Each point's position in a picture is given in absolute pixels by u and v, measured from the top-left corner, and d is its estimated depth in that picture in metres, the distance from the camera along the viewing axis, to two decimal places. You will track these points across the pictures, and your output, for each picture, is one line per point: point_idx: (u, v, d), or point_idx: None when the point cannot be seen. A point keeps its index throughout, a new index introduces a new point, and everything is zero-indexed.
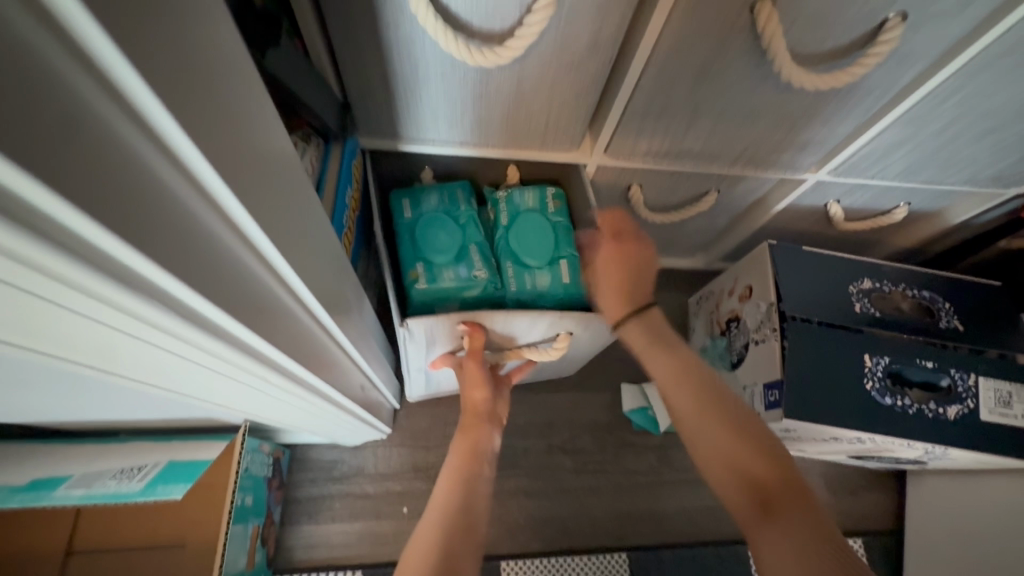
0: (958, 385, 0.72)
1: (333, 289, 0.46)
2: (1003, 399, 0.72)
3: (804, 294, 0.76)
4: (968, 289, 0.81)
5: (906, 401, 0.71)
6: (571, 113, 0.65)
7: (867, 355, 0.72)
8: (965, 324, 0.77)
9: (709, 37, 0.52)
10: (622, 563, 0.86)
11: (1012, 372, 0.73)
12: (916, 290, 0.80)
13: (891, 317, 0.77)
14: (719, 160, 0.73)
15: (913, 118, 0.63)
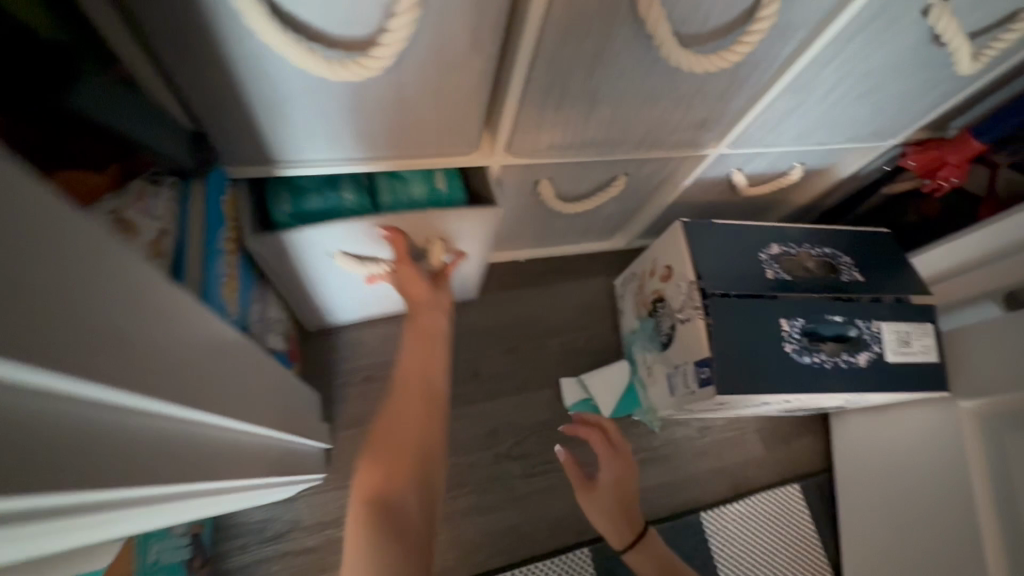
0: (864, 333, 0.77)
1: (238, 380, 0.44)
2: (904, 339, 0.78)
3: (719, 269, 0.77)
4: (861, 240, 0.86)
5: (824, 355, 0.75)
6: (463, 115, 0.60)
7: (783, 319, 0.74)
8: (863, 275, 0.82)
9: (593, 23, 0.49)
10: (585, 557, 0.86)
11: (908, 313, 0.79)
12: (819, 248, 0.83)
13: (800, 278, 0.80)
14: (623, 145, 0.71)
15: (799, 86, 0.64)
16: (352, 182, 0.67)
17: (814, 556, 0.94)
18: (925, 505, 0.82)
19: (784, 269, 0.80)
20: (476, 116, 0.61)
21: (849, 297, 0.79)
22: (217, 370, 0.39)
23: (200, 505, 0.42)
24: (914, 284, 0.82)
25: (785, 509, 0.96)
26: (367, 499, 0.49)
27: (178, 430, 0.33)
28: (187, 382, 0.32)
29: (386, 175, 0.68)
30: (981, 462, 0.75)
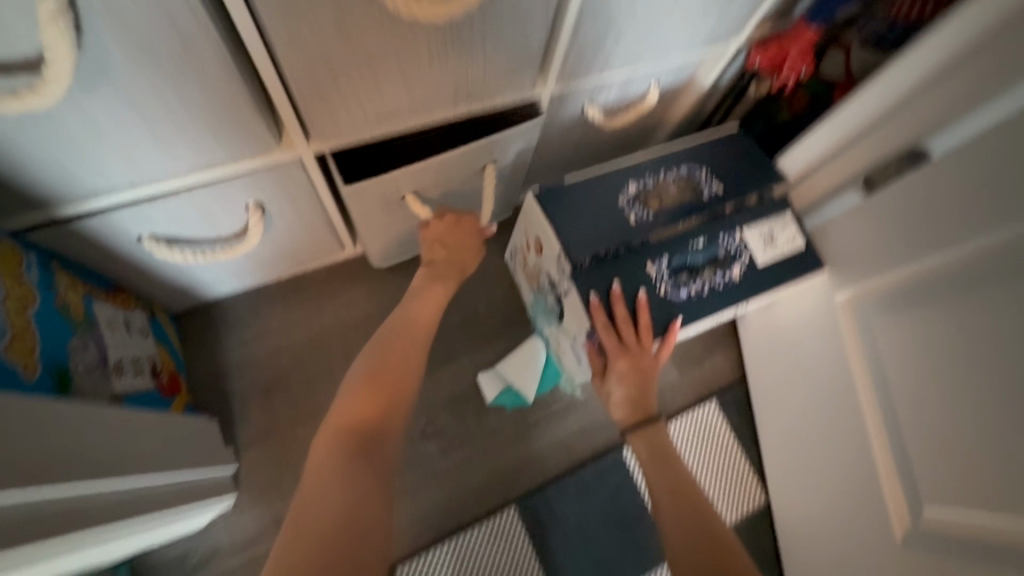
0: (730, 247, 0.76)
1: (38, 445, 0.46)
2: (767, 238, 0.76)
3: (577, 228, 0.75)
4: (717, 150, 0.83)
5: (693, 284, 0.74)
6: (233, 114, 0.55)
7: (647, 264, 0.74)
8: (722, 187, 0.80)
9: None
10: (512, 517, 0.88)
11: (767, 211, 0.78)
12: (676, 169, 0.81)
13: (659, 210, 0.78)
14: (439, 107, 0.67)
15: (591, 7, 0.60)
16: (155, 209, 0.63)
17: (736, 466, 0.97)
18: (817, 399, 0.83)
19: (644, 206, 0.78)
20: (253, 113, 0.56)
21: (710, 217, 0.77)
22: (31, 451, 0.44)
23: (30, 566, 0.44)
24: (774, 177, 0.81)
25: (705, 428, 0.98)
26: (345, 438, 0.52)
27: (10, 504, 0.42)
28: (19, 468, 0.42)
29: (195, 193, 0.63)
30: (856, 346, 0.75)
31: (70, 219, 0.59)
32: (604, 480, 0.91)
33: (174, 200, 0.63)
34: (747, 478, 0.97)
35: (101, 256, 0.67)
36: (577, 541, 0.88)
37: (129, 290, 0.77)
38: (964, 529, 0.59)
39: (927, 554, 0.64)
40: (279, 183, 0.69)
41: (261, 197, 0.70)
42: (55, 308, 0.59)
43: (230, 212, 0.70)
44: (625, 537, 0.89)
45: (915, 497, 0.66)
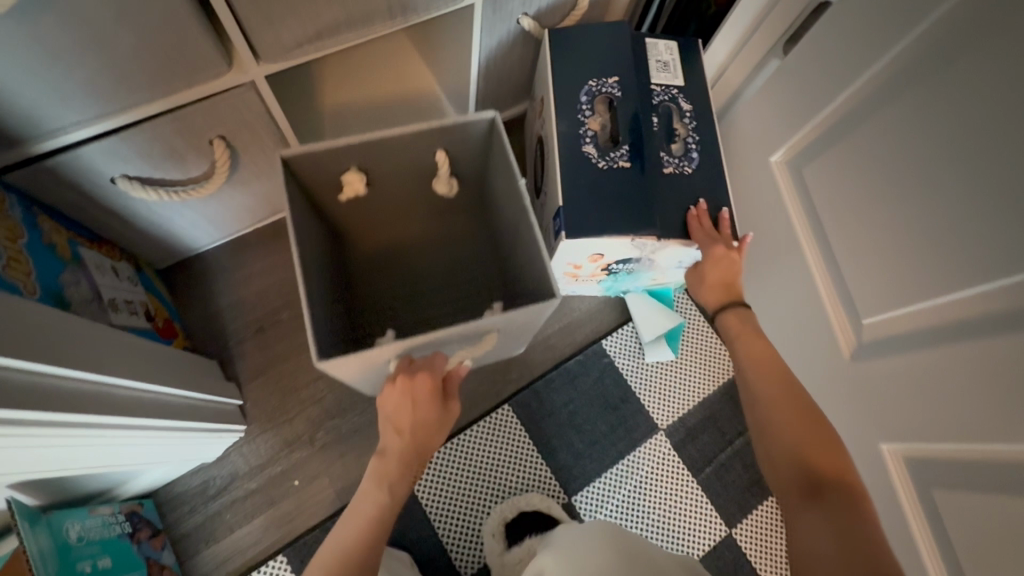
0: (660, 99, 0.83)
1: (47, 337, 0.50)
2: (661, 65, 0.84)
3: (602, 215, 0.75)
4: (581, 40, 0.83)
5: (678, 140, 0.81)
6: (183, 36, 0.59)
7: (658, 162, 0.79)
8: (607, 78, 0.81)
9: None
10: (507, 413, 0.94)
11: (641, 47, 0.84)
12: (580, 107, 0.81)
13: (600, 129, 0.80)
14: (376, 19, 0.71)
15: None
16: (123, 143, 0.67)
17: (709, 341, 1.02)
18: (770, 259, 0.89)
19: (605, 143, 0.79)
20: (204, 35, 0.60)
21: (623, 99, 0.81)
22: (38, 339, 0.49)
23: (54, 440, 0.49)
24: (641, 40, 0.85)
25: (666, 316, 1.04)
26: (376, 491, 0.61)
27: (28, 379, 0.46)
28: (33, 347, 0.47)
29: (160, 125, 0.67)
30: (792, 197, 0.82)
31: (44, 157, 0.64)
32: (589, 369, 0.98)
33: (139, 131, 0.67)
34: (720, 350, 1.02)
35: (78, 200, 0.71)
36: (570, 426, 0.95)
37: (111, 240, 0.81)
38: (899, 324, 0.67)
39: (872, 360, 0.72)
40: (239, 112, 0.73)
41: (221, 128, 0.73)
42: (42, 245, 0.64)
43: (198, 147, 0.74)
44: (614, 416, 0.96)
45: (857, 315, 0.74)
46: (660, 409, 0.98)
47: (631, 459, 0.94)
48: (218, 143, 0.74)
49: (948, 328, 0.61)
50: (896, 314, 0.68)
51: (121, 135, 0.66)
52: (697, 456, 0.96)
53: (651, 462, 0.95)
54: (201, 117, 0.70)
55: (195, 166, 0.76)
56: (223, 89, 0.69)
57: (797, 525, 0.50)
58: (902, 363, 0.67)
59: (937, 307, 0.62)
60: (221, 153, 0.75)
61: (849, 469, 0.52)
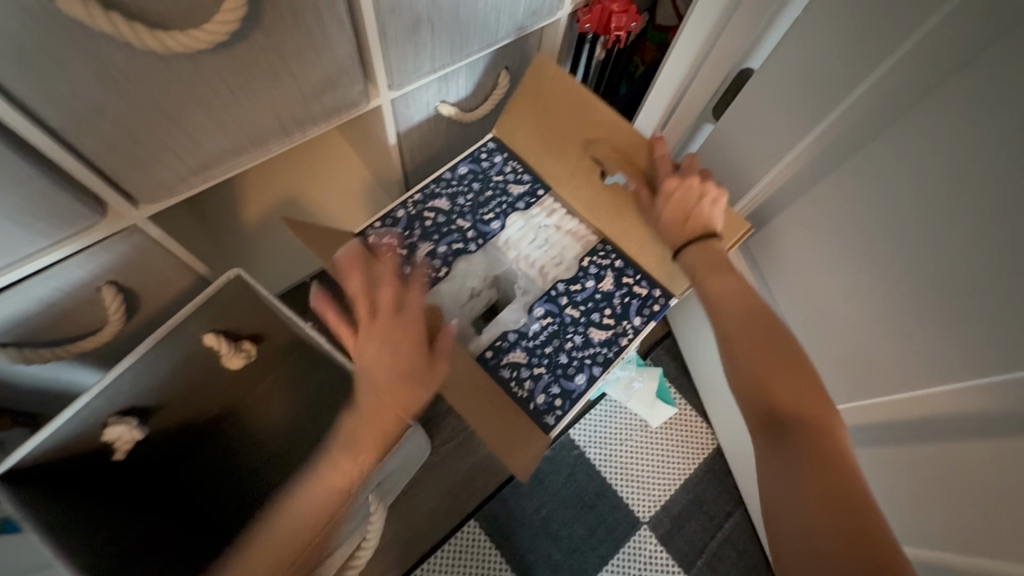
0: (519, 204, 0.74)
1: None
2: (485, 181, 0.74)
3: (551, 363, 0.65)
4: (385, 213, 0.71)
5: (557, 231, 0.73)
6: (35, 197, 0.51)
7: (582, 285, 0.68)
8: (446, 232, 0.71)
9: (44, 40, 0.42)
10: (474, 528, 0.85)
11: (400, 244, 0.70)
12: (447, 253, 0.70)
13: (479, 269, 0.71)
14: (270, 139, 0.65)
15: (386, 5, 0.60)
16: None
17: (684, 416, 0.97)
18: None
19: (489, 284, 0.73)
20: (60, 191, 0.53)
21: (479, 234, 0.72)
22: None
23: None
24: (440, 184, 0.74)
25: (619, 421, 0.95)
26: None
27: None
28: None
29: (29, 288, 0.59)
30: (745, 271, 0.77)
31: None
32: (559, 465, 0.91)
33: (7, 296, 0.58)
34: (696, 422, 0.96)
35: None
36: (544, 534, 0.86)
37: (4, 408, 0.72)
38: (877, 412, 0.61)
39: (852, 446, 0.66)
40: (128, 253, 0.65)
41: (111, 273, 0.66)
42: None
43: (84, 298, 0.65)
44: (591, 516, 0.88)
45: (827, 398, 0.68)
46: (640, 499, 0.90)
47: (615, 563, 0.85)
48: (107, 291, 0.66)
49: (932, 422, 0.55)
50: (875, 403, 0.61)
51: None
52: (686, 548, 0.87)
53: (638, 564, 0.86)
54: (75, 271, 0.62)
55: (85, 317, 0.67)
56: (99, 238, 0.61)
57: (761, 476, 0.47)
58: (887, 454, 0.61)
59: (914, 399, 0.56)
60: (114, 300, 0.67)
61: (816, 401, 0.47)
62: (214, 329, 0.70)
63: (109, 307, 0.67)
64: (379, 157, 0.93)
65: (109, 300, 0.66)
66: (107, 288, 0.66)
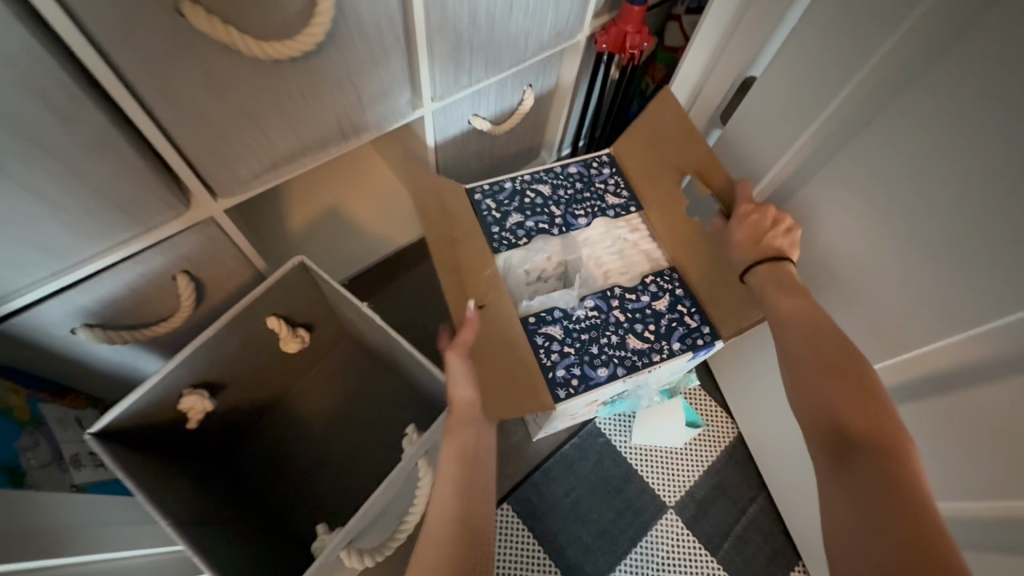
0: (614, 209, 0.81)
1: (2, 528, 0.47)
2: (587, 181, 0.82)
3: (582, 349, 0.70)
4: (495, 178, 0.79)
5: (631, 245, 0.79)
6: (140, 186, 0.60)
7: (642, 300, 0.73)
8: (538, 212, 0.79)
9: (172, 47, 0.51)
10: (508, 512, 0.89)
11: (500, 207, 0.78)
12: (533, 229, 0.78)
13: (554, 253, 0.78)
14: (330, 142, 0.74)
15: (437, 24, 0.69)
16: (82, 294, 0.65)
17: (704, 404, 1.01)
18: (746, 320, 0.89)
19: (557, 272, 0.79)
20: (161, 182, 0.61)
21: (564, 222, 0.79)
22: None
23: None
24: (549, 173, 0.82)
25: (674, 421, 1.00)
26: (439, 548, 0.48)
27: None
28: None
29: (121, 271, 0.67)
30: None
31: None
32: (586, 453, 0.95)
33: (101, 278, 0.66)
34: (715, 411, 1.00)
35: (33, 355, 0.68)
36: (573, 517, 0.90)
37: (76, 389, 0.79)
38: (887, 376, 0.66)
39: None
40: (203, 244, 0.73)
41: (186, 263, 0.73)
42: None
43: (162, 285, 0.73)
44: (619, 500, 0.92)
45: None
46: (665, 484, 0.93)
47: (645, 544, 0.89)
48: (182, 278, 0.73)
49: (939, 376, 0.60)
50: (884, 367, 0.66)
51: (81, 287, 0.65)
52: (712, 531, 0.91)
53: (666, 545, 0.89)
54: (157, 257, 0.69)
55: (161, 303, 0.75)
56: (181, 227, 0.69)
57: (821, 498, 0.44)
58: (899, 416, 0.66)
59: (920, 357, 0.62)
60: (187, 287, 0.74)
61: (884, 421, 0.45)
62: (276, 312, 0.75)
63: (183, 291, 0.74)
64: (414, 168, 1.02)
65: (184, 286, 0.73)
66: (183, 275, 0.73)
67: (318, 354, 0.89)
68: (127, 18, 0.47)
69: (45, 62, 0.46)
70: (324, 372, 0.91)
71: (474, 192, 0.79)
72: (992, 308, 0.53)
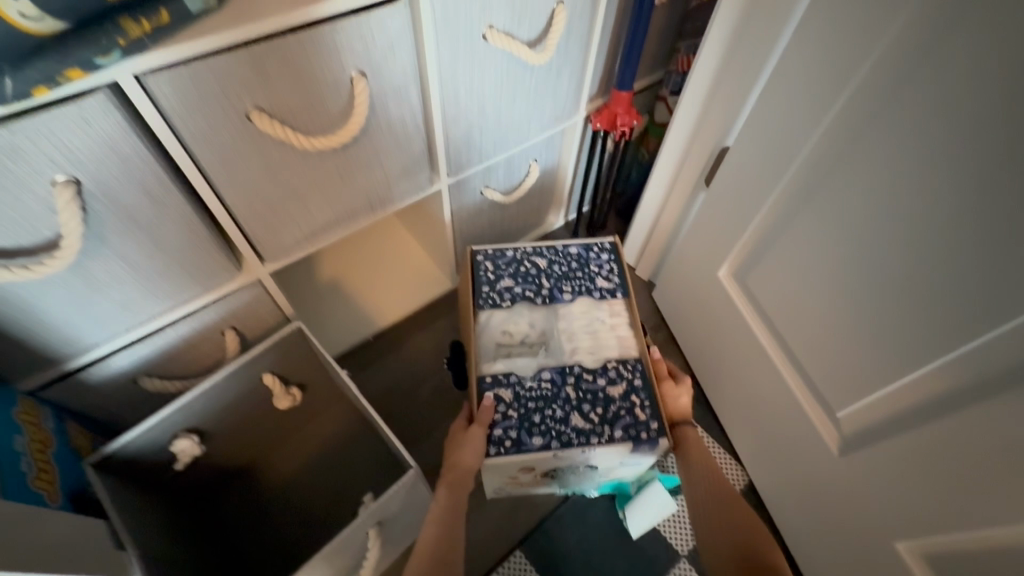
0: (598, 291, 0.89)
1: (75, 547, 0.54)
2: (578, 263, 0.91)
3: (525, 415, 0.77)
4: (499, 245, 0.91)
5: (605, 328, 0.85)
6: (204, 254, 0.72)
7: (598, 382, 0.79)
8: (528, 280, 0.89)
9: (240, 143, 0.64)
10: (521, 559, 0.91)
11: (495, 270, 0.89)
12: (519, 294, 0.87)
13: (537, 321, 0.86)
14: (360, 213, 0.86)
15: (451, 114, 0.83)
16: (145, 346, 0.76)
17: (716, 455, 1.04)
18: (745, 366, 0.94)
19: (540, 339, 0.85)
20: (221, 250, 0.73)
21: (550, 295, 0.88)
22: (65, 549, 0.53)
23: None
24: (551, 250, 0.92)
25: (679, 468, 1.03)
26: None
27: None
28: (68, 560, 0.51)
29: (180, 325, 0.78)
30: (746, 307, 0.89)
31: (76, 371, 0.73)
32: (597, 500, 0.97)
33: (162, 332, 0.77)
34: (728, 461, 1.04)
35: (100, 402, 0.78)
36: (585, 565, 0.91)
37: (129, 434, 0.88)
38: (875, 411, 0.70)
39: (858, 451, 0.73)
40: (250, 302, 0.84)
41: (233, 319, 0.84)
42: (69, 450, 0.70)
43: (212, 339, 0.84)
44: (631, 548, 0.93)
45: (831, 409, 0.77)
46: (677, 532, 0.94)
47: None
48: (229, 333, 0.85)
49: (921, 407, 0.64)
50: (872, 401, 0.71)
51: (148, 340, 0.76)
52: None
53: None
54: (211, 314, 0.81)
55: (210, 355, 0.85)
56: (233, 289, 0.80)
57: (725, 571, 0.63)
58: (888, 452, 0.69)
59: (902, 389, 0.66)
60: (233, 340, 0.85)
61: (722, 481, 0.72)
62: (273, 369, 0.84)
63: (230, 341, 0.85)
64: (434, 236, 1.14)
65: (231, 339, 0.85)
66: (231, 330, 0.84)
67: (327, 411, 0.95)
68: (207, 126, 0.60)
69: (146, 159, 0.59)
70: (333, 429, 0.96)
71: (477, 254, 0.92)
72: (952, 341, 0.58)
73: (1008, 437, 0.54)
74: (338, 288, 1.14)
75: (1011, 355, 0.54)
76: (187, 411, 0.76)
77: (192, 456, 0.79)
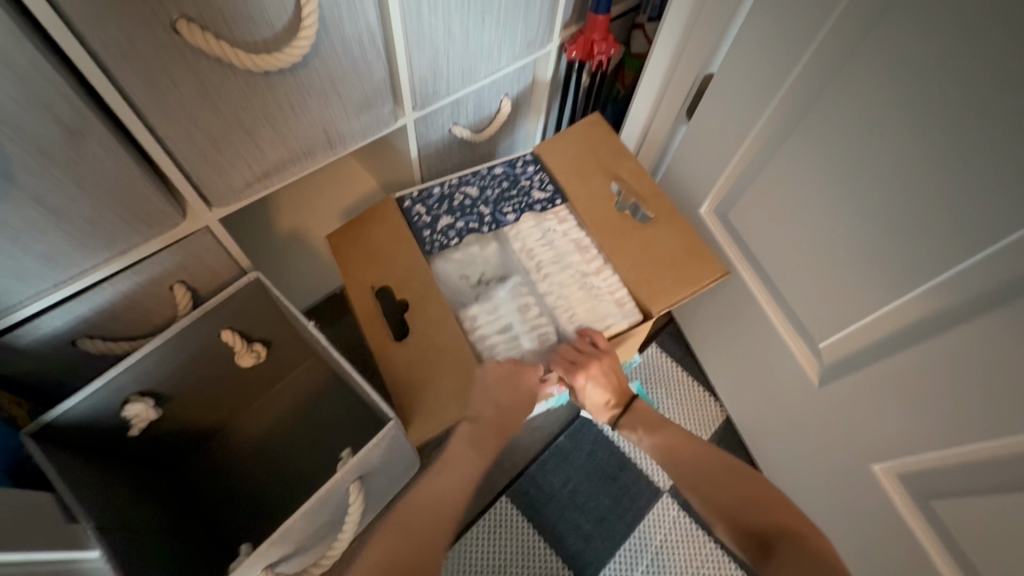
0: (536, 204, 0.84)
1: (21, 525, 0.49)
2: (513, 179, 0.86)
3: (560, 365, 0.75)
4: (423, 186, 0.83)
5: (560, 235, 0.81)
6: (140, 197, 0.63)
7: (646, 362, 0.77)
8: (467, 212, 0.83)
9: (167, 62, 0.55)
10: (507, 504, 0.91)
11: (432, 210, 0.83)
12: (463, 228, 0.82)
13: (491, 253, 0.81)
14: (316, 152, 0.78)
15: (413, 37, 0.74)
16: (81, 303, 0.68)
17: (693, 392, 1.05)
18: (726, 304, 0.93)
19: (497, 274, 0.81)
20: (159, 194, 0.65)
21: (494, 221, 0.83)
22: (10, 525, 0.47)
23: None
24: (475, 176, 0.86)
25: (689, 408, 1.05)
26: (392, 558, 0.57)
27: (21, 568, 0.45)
28: (15, 537, 0.46)
29: (120, 280, 0.70)
30: (728, 245, 0.87)
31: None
32: (580, 443, 0.97)
33: (99, 289, 0.69)
34: (705, 398, 1.05)
35: (35, 368, 0.70)
36: (572, 505, 0.92)
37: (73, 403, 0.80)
38: (853, 341, 0.70)
39: (838, 381, 0.74)
40: (200, 253, 0.76)
41: (182, 272, 0.76)
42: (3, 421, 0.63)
43: (159, 295, 0.76)
44: (615, 487, 0.93)
45: (812, 341, 0.77)
46: (659, 469, 0.95)
47: (642, 529, 0.91)
48: (178, 288, 0.77)
49: (898, 335, 0.64)
50: (850, 331, 0.71)
51: (83, 298, 0.68)
52: None
53: (663, 528, 0.91)
54: (155, 266, 0.72)
55: (158, 314, 0.77)
56: (178, 238, 0.72)
57: None
58: (868, 381, 0.69)
59: (883, 317, 0.65)
60: (183, 295, 0.77)
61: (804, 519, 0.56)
62: (231, 326, 0.77)
63: (178, 298, 0.77)
64: (399, 180, 1.06)
65: (179, 296, 0.77)
66: (180, 284, 0.77)
67: (289, 367, 0.89)
68: (124, 38, 0.51)
69: (54, 79, 0.49)
70: (300, 386, 0.90)
71: (403, 201, 0.84)
72: (940, 264, 0.57)
73: (990, 357, 0.55)
74: (297, 239, 1.06)
75: (996, 276, 0.53)
76: (138, 374, 0.69)
77: (149, 421, 0.72)
